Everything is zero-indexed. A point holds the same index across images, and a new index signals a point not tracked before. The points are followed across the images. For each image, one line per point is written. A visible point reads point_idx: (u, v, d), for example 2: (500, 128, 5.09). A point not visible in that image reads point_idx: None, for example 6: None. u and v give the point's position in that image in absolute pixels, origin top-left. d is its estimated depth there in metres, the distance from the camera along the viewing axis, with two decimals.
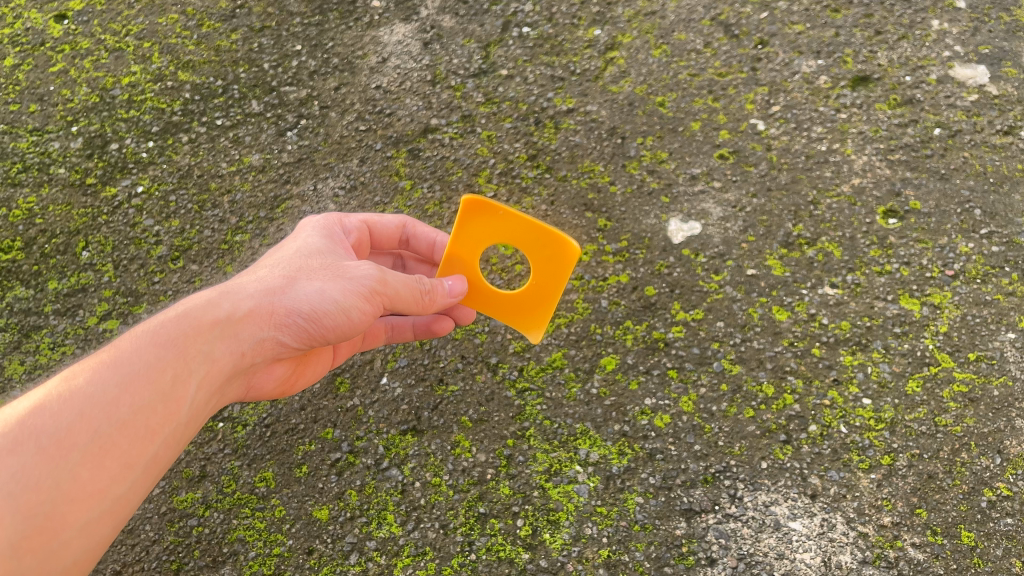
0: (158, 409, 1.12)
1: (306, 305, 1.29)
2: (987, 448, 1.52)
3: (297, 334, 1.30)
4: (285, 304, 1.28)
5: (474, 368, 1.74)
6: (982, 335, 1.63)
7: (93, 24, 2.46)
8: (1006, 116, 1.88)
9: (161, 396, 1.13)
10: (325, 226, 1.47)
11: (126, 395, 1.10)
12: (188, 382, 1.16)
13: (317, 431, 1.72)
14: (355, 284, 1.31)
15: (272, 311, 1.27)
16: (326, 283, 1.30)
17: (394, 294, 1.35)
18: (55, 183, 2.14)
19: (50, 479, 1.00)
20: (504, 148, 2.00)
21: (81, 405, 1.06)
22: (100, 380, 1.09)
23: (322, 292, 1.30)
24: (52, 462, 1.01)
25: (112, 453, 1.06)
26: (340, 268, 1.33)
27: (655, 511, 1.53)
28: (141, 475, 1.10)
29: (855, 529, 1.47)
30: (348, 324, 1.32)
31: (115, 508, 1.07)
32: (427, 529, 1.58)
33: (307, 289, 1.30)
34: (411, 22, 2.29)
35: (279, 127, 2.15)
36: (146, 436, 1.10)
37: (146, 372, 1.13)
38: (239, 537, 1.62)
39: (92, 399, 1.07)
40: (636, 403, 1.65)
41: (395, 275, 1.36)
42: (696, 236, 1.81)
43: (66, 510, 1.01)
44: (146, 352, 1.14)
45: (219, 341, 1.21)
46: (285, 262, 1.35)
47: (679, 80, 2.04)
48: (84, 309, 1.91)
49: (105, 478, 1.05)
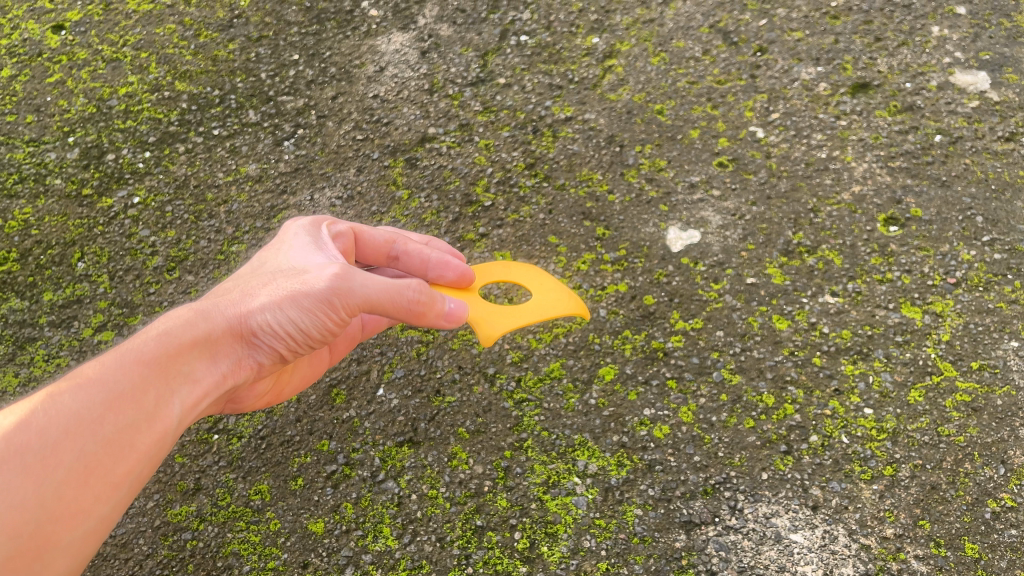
0: (143, 429, 1.11)
1: (274, 323, 1.27)
2: (991, 458, 1.50)
3: (269, 351, 1.30)
4: (255, 322, 1.26)
5: (471, 379, 1.73)
6: (985, 344, 1.61)
7: (90, 35, 2.46)
8: (1007, 122, 1.86)
9: (145, 416, 1.12)
10: (308, 235, 1.44)
11: (111, 414, 1.08)
12: (171, 403, 1.16)
13: (313, 443, 1.71)
14: (318, 296, 1.27)
15: (243, 330, 1.26)
16: (290, 295, 1.27)
17: (359, 298, 1.29)
18: (52, 194, 2.14)
19: (35, 499, 1.00)
20: (502, 157, 1.99)
21: (66, 422, 1.05)
22: (85, 398, 1.08)
23: (288, 307, 1.27)
24: (37, 480, 1.00)
25: (97, 472, 1.06)
26: (306, 279, 1.29)
27: (654, 524, 1.51)
28: (126, 494, 1.10)
29: (858, 541, 1.45)
30: (314, 335, 1.30)
31: (98, 527, 1.08)
32: (424, 542, 1.56)
33: (272, 304, 1.27)
34: (409, 31, 2.28)
35: (276, 137, 2.14)
36: (132, 456, 1.09)
37: (131, 391, 1.11)
38: (234, 551, 1.61)
39: (77, 417, 1.06)
40: (635, 414, 1.63)
41: (361, 279, 1.29)
42: (695, 244, 1.80)
43: (51, 529, 1.01)
44: (130, 370, 1.12)
45: (197, 362, 1.21)
46: (261, 276, 1.33)
47: (677, 88, 2.03)
48: (79, 320, 1.90)
49: (89, 498, 1.05)
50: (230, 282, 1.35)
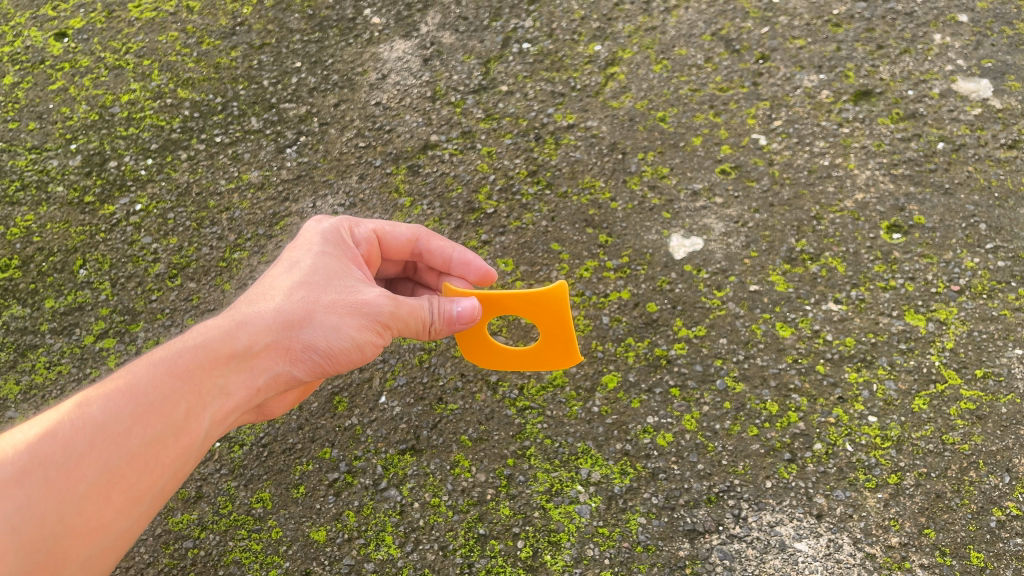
0: (170, 443, 1.12)
1: (322, 341, 1.29)
2: (996, 467, 1.49)
3: (310, 368, 1.30)
4: (303, 340, 1.28)
5: (474, 387, 1.72)
6: (989, 352, 1.61)
7: (93, 42, 2.46)
8: (1010, 130, 1.86)
9: (174, 430, 1.12)
10: (335, 245, 1.43)
11: (138, 427, 1.09)
12: (201, 416, 1.16)
13: (315, 451, 1.70)
14: (371, 319, 1.32)
15: (289, 346, 1.27)
16: (343, 318, 1.30)
17: (405, 324, 1.36)
18: (54, 201, 2.14)
19: (55, 513, 1.01)
20: (504, 164, 1.99)
21: (92, 435, 1.06)
22: (112, 409, 1.09)
23: (340, 328, 1.30)
24: (60, 494, 1.02)
25: (120, 486, 1.07)
26: (355, 299, 1.32)
27: (659, 532, 1.50)
28: (147, 508, 1.11)
29: (863, 550, 1.44)
30: (363, 356, 1.35)
31: (116, 542, 1.09)
32: (426, 550, 1.55)
33: (324, 324, 1.29)
34: (412, 38, 2.29)
35: (278, 144, 2.14)
36: (156, 470, 1.10)
37: (160, 404, 1.12)
38: (235, 559, 1.60)
39: (104, 430, 1.07)
40: (638, 421, 1.62)
41: (408, 303, 1.36)
42: (697, 252, 1.80)
43: (69, 543, 1.02)
44: (160, 383, 1.13)
45: (234, 377, 1.21)
46: (301, 288, 1.32)
47: (680, 95, 2.03)
48: (80, 328, 1.90)
49: (110, 512, 1.06)
50: (262, 288, 1.34)
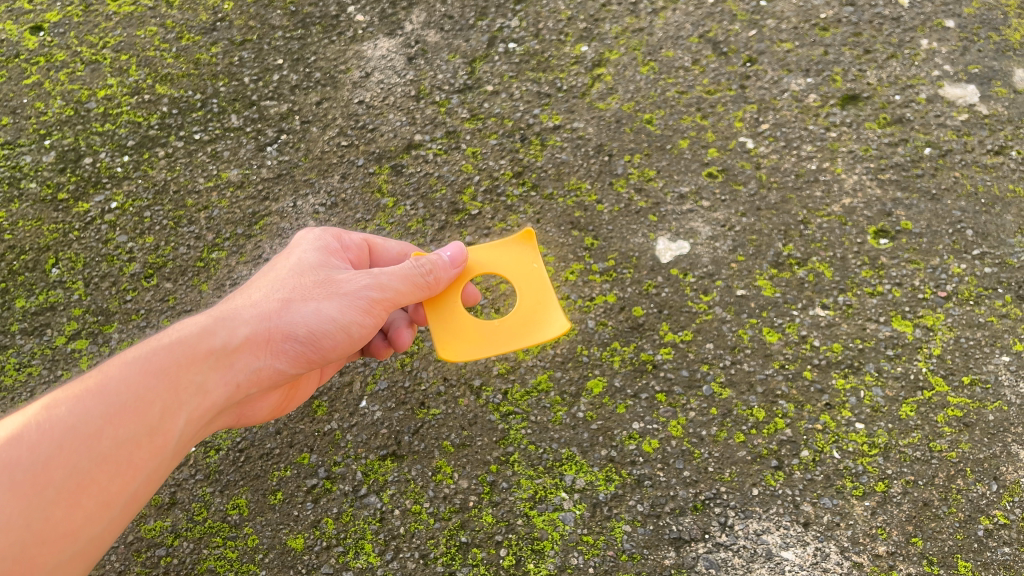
0: (144, 443, 1.08)
1: (304, 328, 1.29)
2: (984, 475, 1.47)
3: (292, 359, 1.30)
4: (283, 328, 1.28)
5: (457, 391, 1.68)
6: (976, 359, 1.59)
7: (69, 36, 2.42)
8: (996, 135, 1.86)
9: (148, 430, 1.09)
10: (320, 241, 1.42)
11: (110, 427, 1.06)
12: (178, 415, 1.13)
13: (293, 456, 1.66)
14: (352, 300, 1.31)
15: (268, 337, 1.27)
16: (322, 303, 1.30)
17: (395, 293, 1.33)
18: (26, 199, 2.09)
19: (21, 519, 0.95)
20: (489, 165, 1.97)
21: (60, 437, 1.02)
22: (83, 411, 1.05)
23: (321, 312, 1.30)
24: (26, 499, 0.96)
25: (90, 491, 1.02)
26: (334, 283, 1.32)
27: (643, 541, 1.47)
28: (119, 512, 1.06)
29: (850, 559, 1.42)
30: (350, 339, 1.34)
31: (88, 549, 1.03)
32: (406, 559, 1.51)
33: (304, 311, 1.29)
34: (396, 36, 2.26)
35: (258, 142, 2.11)
36: (127, 472, 1.06)
37: (133, 403, 1.09)
38: (210, 567, 1.56)
39: (73, 431, 1.03)
40: (623, 427, 1.59)
41: (390, 274, 1.33)
42: (684, 255, 1.77)
43: (37, 552, 0.96)
44: (134, 382, 1.10)
45: (212, 372, 1.19)
46: (279, 284, 1.32)
47: (667, 97, 2.01)
48: (51, 328, 1.85)
49: (80, 518, 1.00)
50: (243, 289, 1.34)
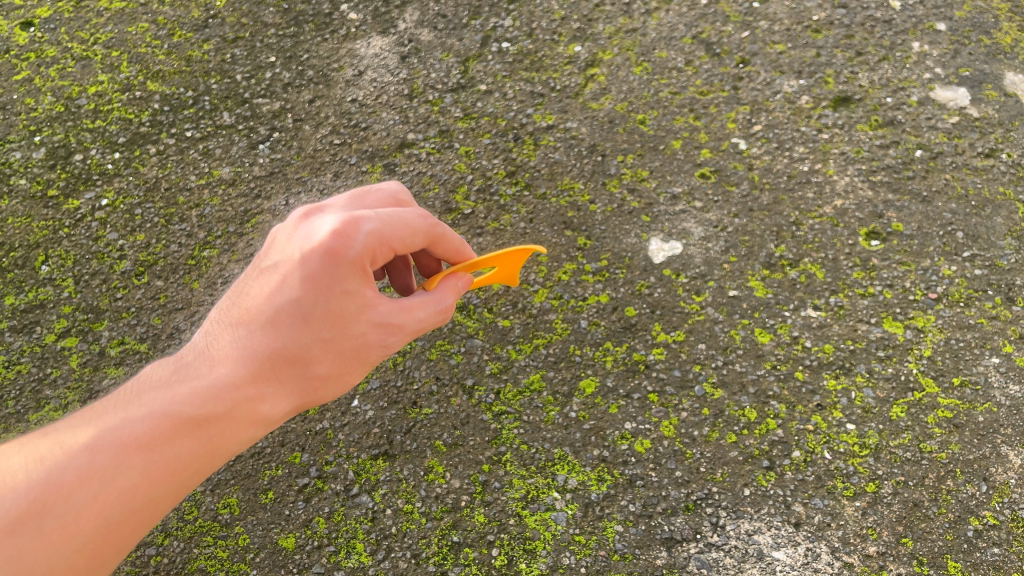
0: (173, 500, 0.99)
1: (338, 392, 1.16)
2: (973, 476, 1.48)
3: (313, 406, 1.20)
4: (322, 393, 1.14)
5: (449, 391, 1.68)
6: (966, 360, 1.60)
7: (60, 32, 2.40)
8: (987, 138, 1.87)
9: (181, 489, 0.99)
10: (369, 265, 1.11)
11: (146, 486, 0.95)
12: (209, 474, 1.03)
13: (284, 455, 1.65)
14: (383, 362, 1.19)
15: (308, 398, 1.13)
16: (361, 369, 1.16)
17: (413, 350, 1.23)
18: (16, 195, 2.07)
19: (43, 565, 0.88)
20: (482, 164, 1.97)
21: (97, 487, 0.92)
22: (121, 462, 0.94)
23: (356, 377, 1.17)
24: (50, 548, 0.89)
25: (114, 544, 0.94)
26: (380, 347, 1.16)
27: (635, 541, 1.47)
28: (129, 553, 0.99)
29: (840, 559, 1.42)
30: None
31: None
32: (398, 559, 1.51)
33: (346, 377, 1.15)
34: (389, 35, 2.26)
35: (251, 140, 2.10)
36: (152, 525, 0.98)
37: (174, 463, 0.97)
38: (201, 567, 1.55)
39: (110, 483, 0.93)
40: (616, 427, 1.59)
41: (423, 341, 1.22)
42: (677, 256, 1.78)
43: None
44: (177, 441, 0.98)
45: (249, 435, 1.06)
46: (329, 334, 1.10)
47: (660, 98, 2.02)
48: (41, 326, 1.84)
49: (96, 567, 0.93)
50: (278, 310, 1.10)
